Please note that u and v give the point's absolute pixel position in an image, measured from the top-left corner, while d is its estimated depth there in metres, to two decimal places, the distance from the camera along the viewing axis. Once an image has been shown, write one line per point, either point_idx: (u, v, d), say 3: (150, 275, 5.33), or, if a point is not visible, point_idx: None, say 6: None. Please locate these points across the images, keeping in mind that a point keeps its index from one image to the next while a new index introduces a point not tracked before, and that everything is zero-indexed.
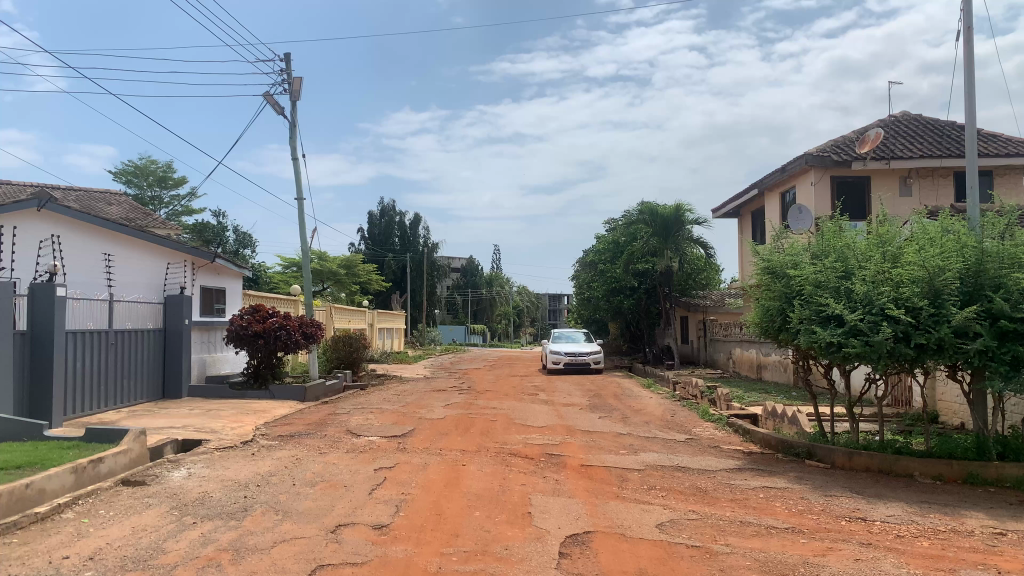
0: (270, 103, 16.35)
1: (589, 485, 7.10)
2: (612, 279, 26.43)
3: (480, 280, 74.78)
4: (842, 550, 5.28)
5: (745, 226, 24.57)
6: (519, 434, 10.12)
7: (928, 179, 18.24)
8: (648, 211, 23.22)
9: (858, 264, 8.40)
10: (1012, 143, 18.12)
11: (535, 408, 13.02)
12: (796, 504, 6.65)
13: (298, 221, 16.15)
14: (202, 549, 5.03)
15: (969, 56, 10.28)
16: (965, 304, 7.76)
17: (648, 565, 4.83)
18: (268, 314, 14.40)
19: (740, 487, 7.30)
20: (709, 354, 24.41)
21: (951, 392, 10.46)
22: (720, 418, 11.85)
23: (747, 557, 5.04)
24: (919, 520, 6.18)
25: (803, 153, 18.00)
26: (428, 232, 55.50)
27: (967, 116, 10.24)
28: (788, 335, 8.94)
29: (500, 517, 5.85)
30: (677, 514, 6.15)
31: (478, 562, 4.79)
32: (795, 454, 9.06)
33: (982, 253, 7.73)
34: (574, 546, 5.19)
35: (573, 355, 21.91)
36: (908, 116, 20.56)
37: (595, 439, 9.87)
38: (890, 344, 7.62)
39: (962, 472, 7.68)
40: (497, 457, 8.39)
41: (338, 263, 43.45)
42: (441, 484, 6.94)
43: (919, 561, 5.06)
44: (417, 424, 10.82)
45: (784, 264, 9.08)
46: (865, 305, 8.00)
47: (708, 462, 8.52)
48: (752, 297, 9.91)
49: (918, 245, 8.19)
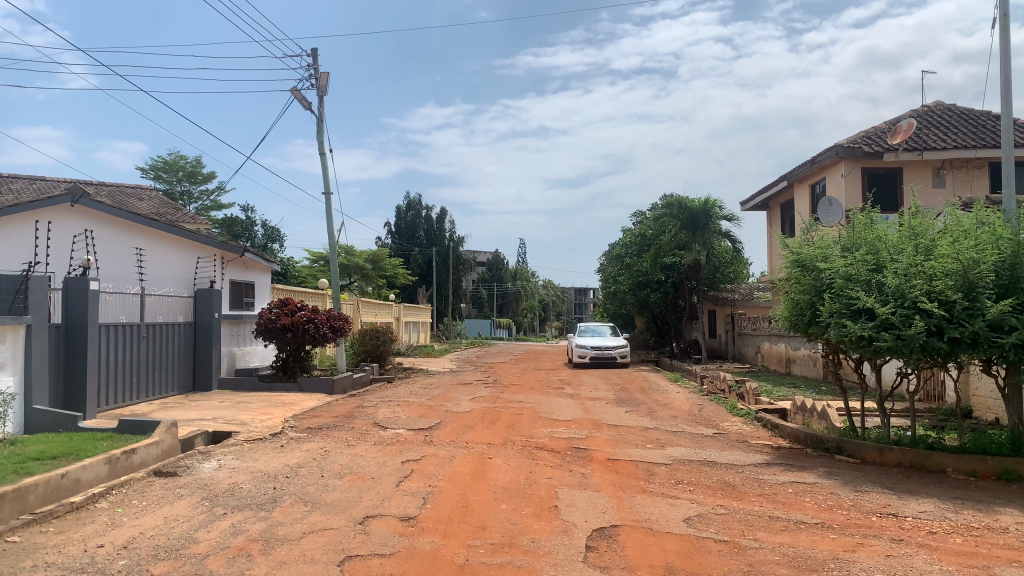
0: (298, 98, 16.53)
1: (616, 479, 7.08)
2: (639, 272, 26.22)
3: (505, 273, 74.76)
4: (872, 546, 5.21)
5: (774, 218, 24.28)
6: (545, 428, 10.13)
7: (962, 170, 17.91)
8: (676, 204, 23.09)
9: (890, 257, 8.26)
10: None
11: (562, 402, 13.03)
12: (825, 500, 6.58)
13: (326, 215, 16.29)
14: (232, 540, 5.09)
15: (1005, 45, 10.07)
16: (1000, 298, 7.63)
17: (675, 559, 4.81)
18: (297, 308, 14.53)
19: (768, 482, 7.23)
20: (737, 348, 24.26)
21: (985, 387, 10.31)
22: (748, 413, 11.77)
23: (775, 552, 5.00)
24: (951, 517, 6.07)
25: (834, 145, 17.73)
26: (453, 225, 55.62)
27: (1003, 106, 10.03)
28: (818, 329, 8.83)
29: (527, 510, 5.86)
30: (704, 508, 6.11)
31: (505, 555, 4.79)
32: (825, 450, 8.95)
33: (1018, 245, 7.61)
34: (601, 539, 5.18)
35: (599, 349, 21.91)
36: (941, 105, 20.21)
37: (622, 433, 9.85)
38: (922, 338, 7.49)
39: (997, 468, 7.57)
40: (523, 450, 8.41)
41: (366, 258, 43.73)
42: (468, 476, 6.98)
43: (951, 558, 4.99)
44: (443, 417, 10.88)
45: (813, 257, 8.98)
46: (898, 298, 7.87)
47: (736, 456, 8.46)
48: (781, 291, 9.78)
49: (952, 237, 8.06)
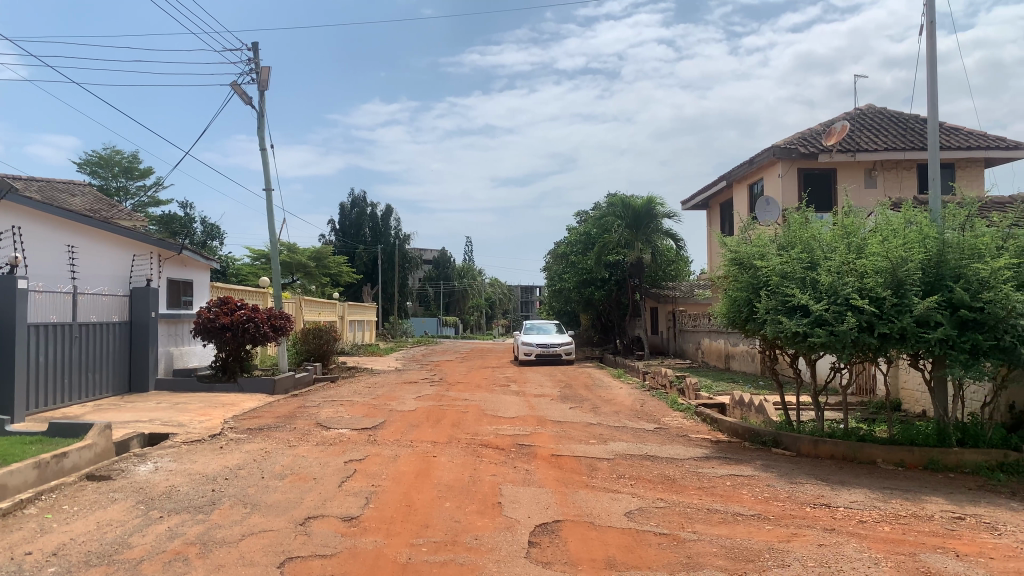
0: (238, 93, 16.19)
1: (559, 474, 7.15)
2: (583, 270, 26.42)
3: (452, 271, 74.57)
4: (806, 536, 5.37)
5: (714, 218, 24.76)
6: (490, 425, 10.15)
7: (892, 171, 18.51)
8: (619, 203, 23.35)
9: (824, 256, 8.51)
10: (973, 136, 18.49)
11: (507, 399, 13.07)
12: (761, 491, 6.75)
13: (267, 212, 16.00)
14: (168, 543, 4.97)
15: (932, 51, 10.45)
16: (927, 294, 7.93)
17: (616, 552, 4.88)
18: (237, 306, 14.26)
19: (707, 475, 7.39)
20: (678, 344, 24.68)
21: (913, 380, 10.70)
22: (688, 407, 11.99)
23: (713, 543, 5.12)
24: (881, 506, 6.30)
25: (771, 146, 18.14)
26: (399, 222, 55.23)
27: (930, 109, 10.40)
28: (755, 326, 9.03)
29: (471, 507, 5.87)
30: (645, 502, 6.21)
31: (448, 552, 4.79)
32: (762, 443, 9.15)
33: (943, 244, 7.94)
34: (543, 535, 5.22)
35: (545, 346, 22.01)
36: (872, 108, 20.87)
37: (566, 429, 9.92)
38: (854, 334, 7.72)
39: (923, 459, 7.89)
40: (468, 448, 8.41)
41: (309, 256, 43.08)
42: (411, 475, 6.95)
43: (880, 545, 5.17)
44: (387, 416, 10.81)
45: (751, 255, 9.17)
46: (830, 295, 8.09)
47: (676, 451, 8.61)
48: (719, 288, 9.97)
49: (882, 236, 8.36)
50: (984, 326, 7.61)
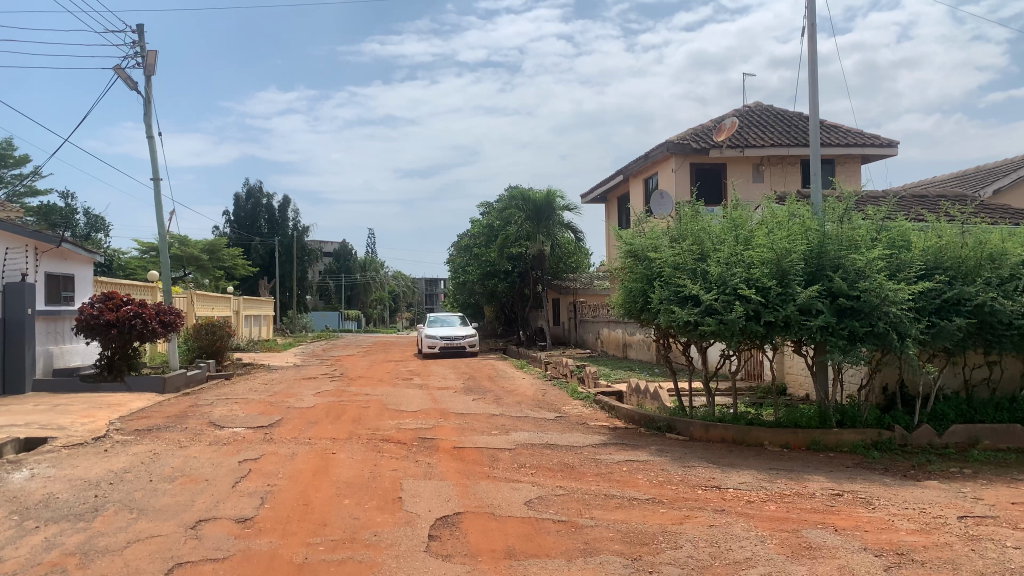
0: (122, 77, 15.37)
1: (461, 466, 7.15)
2: (486, 263, 26.48)
3: (353, 264, 73.40)
4: (698, 517, 5.58)
5: (612, 211, 25.26)
6: (392, 420, 10.03)
7: (778, 166, 19.39)
8: (520, 196, 23.52)
9: (713, 247, 8.83)
10: (851, 133, 19.57)
11: (409, 393, 12.98)
12: (656, 475, 6.96)
13: (155, 203, 15.27)
14: (45, 555, 4.69)
15: (813, 52, 10.98)
16: (809, 284, 8.36)
17: (515, 542, 4.93)
18: (122, 302, 13.56)
19: (605, 461, 7.56)
20: (579, 335, 25.15)
21: (797, 365, 11.27)
22: (588, 396, 12.24)
23: (610, 528, 5.24)
24: (766, 486, 6.61)
25: (665, 141, 18.66)
26: (297, 214, 53.90)
27: (811, 107, 10.94)
28: (650, 316, 9.28)
29: (370, 503, 5.79)
30: (544, 490, 6.29)
31: (346, 550, 4.71)
32: (657, 428, 9.43)
33: (823, 236, 8.40)
34: (444, 528, 5.21)
35: (448, 338, 21.97)
36: (760, 106, 21.78)
37: (469, 421, 9.94)
38: (742, 322, 8.05)
39: (806, 440, 8.33)
40: (368, 443, 8.30)
41: (202, 248, 41.40)
42: (309, 473, 6.80)
43: (766, 524, 5.42)
44: (286, 413, 10.54)
45: (644, 247, 9.41)
46: (720, 285, 8.41)
47: (575, 439, 8.77)
48: (615, 278, 10.18)
49: (767, 229, 8.74)
50: (860, 313, 8.09)
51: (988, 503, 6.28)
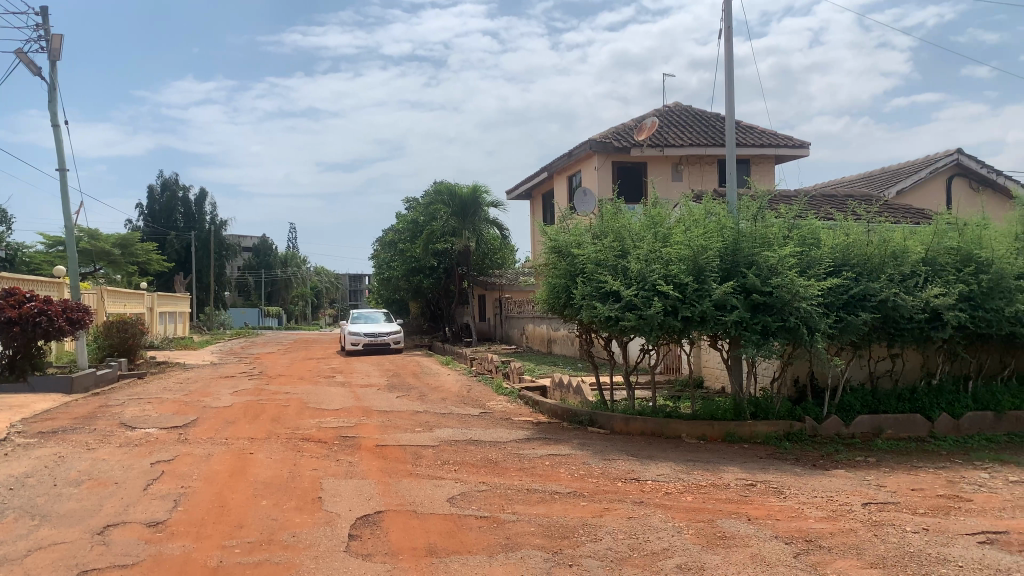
0: (24, 62, 14.60)
1: (383, 464, 7.08)
2: (411, 259, 26.27)
3: (274, 260, 71.73)
4: (617, 509, 5.68)
5: (536, 207, 25.44)
6: (313, 418, 9.86)
7: (696, 166, 19.88)
8: (446, 191, 23.45)
9: (633, 244, 8.99)
10: (765, 134, 20.22)
11: (331, 391, 12.79)
12: (577, 469, 7.05)
13: (61, 194, 14.57)
14: None
15: (730, 54, 11.28)
16: (724, 280, 8.61)
17: (437, 539, 4.91)
18: (25, 298, 12.91)
19: (528, 456, 7.61)
20: (505, 331, 25.25)
21: (713, 359, 11.60)
22: (512, 391, 12.30)
23: (532, 523, 5.28)
24: (684, 477, 6.78)
25: (588, 140, 18.89)
26: (215, 208, 52.33)
27: (728, 108, 11.24)
28: (572, 311, 9.39)
29: (289, 504, 5.68)
30: (467, 486, 6.30)
31: (262, 552, 4.61)
32: (579, 422, 9.56)
33: (738, 234, 8.65)
34: (364, 527, 5.16)
35: (371, 335, 21.72)
36: (679, 106, 22.28)
37: (392, 419, 9.85)
38: (661, 317, 8.22)
39: (722, 431, 8.59)
40: (288, 443, 8.14)
41: (113, 243, 39.72)
42: (226, 474, 6.62)
43: (683, 514, 5.56)
44: (201, 413, 10.23)
45: (568, 244, 9.51)
46: (640, 282, 8.57)
47: (499, 434, 8.80)
48: (539, 274, 10.25)
49: (685, 227, 8.96)
50: (772, 308, 8.38)
51: (890, 490, 6.61)
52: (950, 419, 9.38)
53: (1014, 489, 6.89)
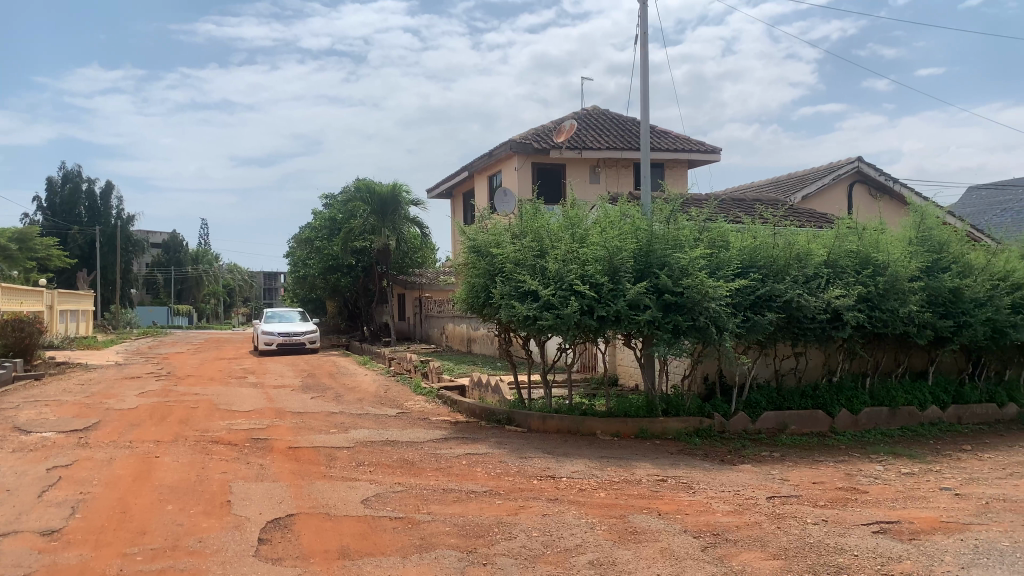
0: None
1: (296, 467, 6.94)
2: (329, 257, 25.80)
3: (184, 256, 69.26)
4: (532, 507, 5.73)
5: (457, 207, 25.41)
6: (223, 420, 9.58)
7: (612, 169, 20.23)
8: (365, 188, 23.17)
9: (551, 244, 9.09)
10: (679, 140, 20.74)
11: (243, 392, 12.44)
12: (494, 468, 7.08)
13: None
14: None
15: (645, 60, 11.52)
16: (638, 280, 8.79)
17: (350, 541, 4.85)
18: None
19: (444, 456, 7.60)
20: (425, 330, 25.11)
21: (628, 357, 11.83)
22: (430, 391, 12.24)
23: (447, 523, 5.27)
24: (598, 474, 6.89)
25: (508, 140, 18.97)
26: (121, 202, 50.20)
27: (643, 113, 11.48)
28: (491, 311, 9.41)
29: (196, 508, 5.50)
30: (382, 488, 6.23)
31: (167, 559, 4.46)
32: (497, 421, 9.60)
33: (652, 235, 8.85)
34: (275, 530, 5.05)
35: (286, 335, 21.23)
36: (597, 110, 22.64)
37: (306, 420, 9.65)
38: (576, 317, 8.33)
39: (635, 428, 8.79)
40: (197, 446, 7.87)
41: (10, 236, 37.62)
42: (129, 479, 6.36)
43: (596, 511, 5.65)
44: (104, 416, 9.78)
45: (487, 243, 9.53)
46: (557, 281, 8.67)
47: (416, 434, 8.74)
48: (458, 273, 10.24)
49: (602, 228, 9.11)
50: (683, 308, 8.61)
51: (793, 484, 6.88)
52: (849, 414, 9.82)
53: (906, 481, 7.28)
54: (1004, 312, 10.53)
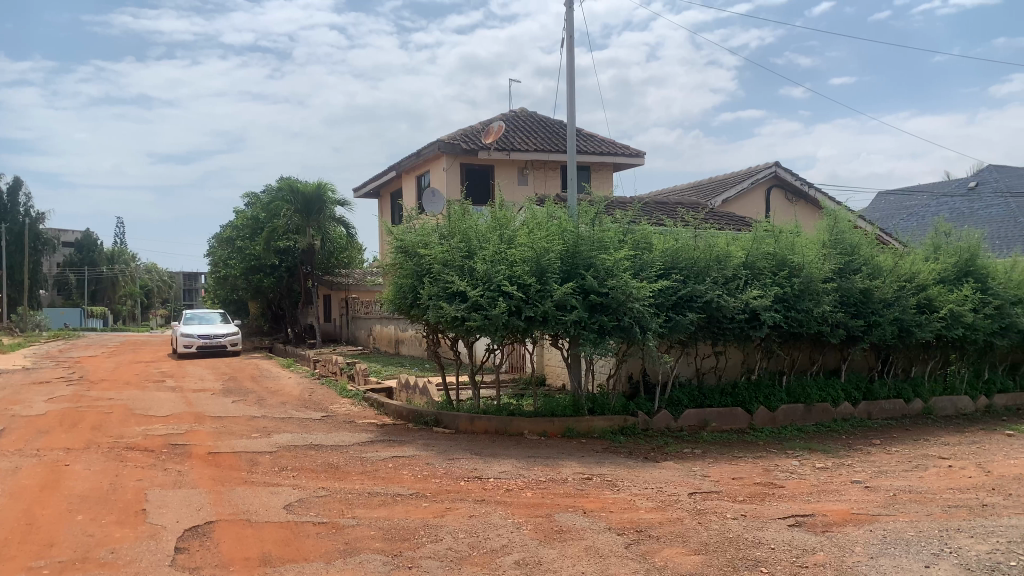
0: None
1: (216, 473, 6.74)
2: (250, 257, 25.13)
3: (98, 256, 66.53)
4: (458, 509, 5.71)
5: (384, 206, 25.17)
6: (139, 426, 9.23)
7: (540, 171, 20.39)
8: (288, 188, 22.66)
9: (479, 245, 9.08)
10: (605, 143, 21.04)
11: (161, 396, 12.03)
12: (420, 470, 7.03)
13: None
14: None
15: (571, 63, 11.64)
16: (565, 281, 8.87)
17: (271, 547, 4.74)
18: None
19: (370, 459, 7.51)
20: (352, 331, 24.77)
21: (555, 357, 11.93)
22: (356, 394, 12.09)
23: (371, 527, 5.20)
24: (524, 474, 6.92)
25: (436, 140, 18.88)
26: (30, 199, 47.90)
27: (569, 116, 11.60)
28: (419, 311, 9.35)
29: (108, 518, 5.29)
30: (306, 492, 6.12)
31: (76, 572, 4.27)
32: (424, 423, 9.53)
33: (578, 237, 8.96)
34: (192, 539, 4.89)
35: (207, 337, 20.62)
36: (525, 112, 22.77)
37: (226, 425, 9.40)
38: (504, 317, 8.35)
39: (562, 427, 8.87)
40: (110, 453, 7.56)
41: None
42: (36, 489, 6.07)
43: (522, 511, 5.67)
44: (9, 423, 9.30)
45: (415, 243, 9.46)
46: (485, 282, 8.66)
47: (341, 438, 8.61)
48: (386, 274, 10.14)
49: (529, 229, 9.16)
50: (609, 308, 8.73)
51: (713, 479, 7.05)
52: (766, 411, 10.15)
53: (820, 475, 7.55)
54: (910, 312, 11.04)
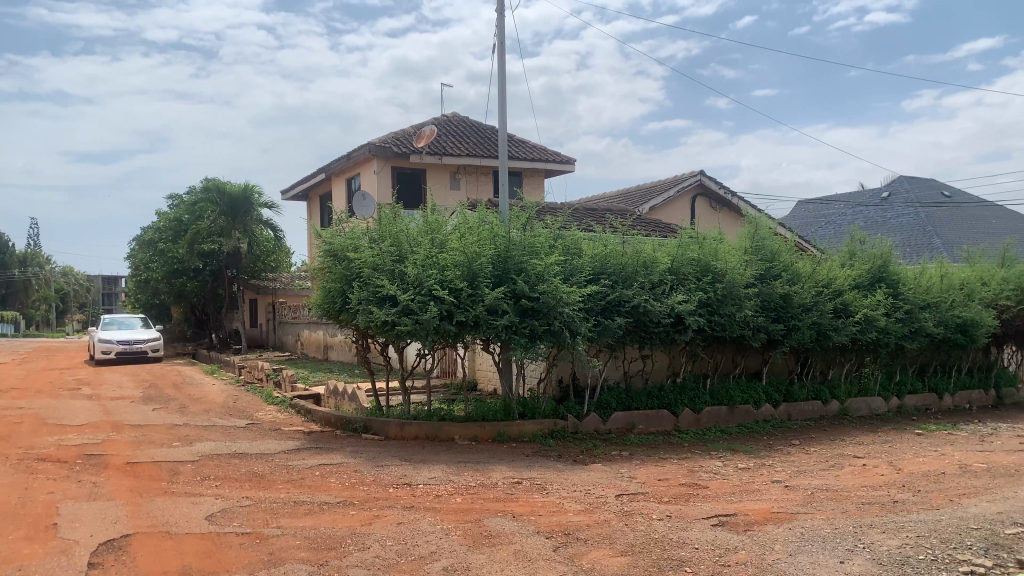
0: None
1: (134, 484, 6.51)
2: (173, 260, 24.35)
3: (9, 259, 63.51)
4: (387, 516, 5.65)
5: (313, 209, 24.76)
6: (51, 436, 8.83)
7: (472, 176, 20.41)
8: (214, 189, 22.08)
9: (410, 249, 9.02)
10: (536, 149, 21.21)
11: (75, 405, 11.54)
12: (348, 478, 6.93)
13: None
14: None
15: (502, 69, 11.69)
16: (496, 286, 8.89)
17: (192, 560, 4.61)
18: None
19: (297, 467, 7.37)
20: (279, 337, 24.27)
21: (486, 362, 11.95)
22: (283, 401, 11.83)
23: (297, 536, 5.11)
24: (454, 479, 6.90)
25: (367, 143, 18.67)
26: None
27: (500, 121, 11.64)
28: (348, 316, 9.22)
29: (16, 533, 5.05)
30: (229, 502, 5.96)
31: None
32: (353, 430, 9.39)
33: (509, 242, 8.99)
34: (107, 553, 4.71)
35: (126, 342, 19.89)
36: (456, 116, 22.76)
37: (146, 434, 9.08)
38: (436, 322, 8.32)
39: (492, 432, 8.89)
40: (19, 464, 7.22)
41: None
42: None
43: (451, 516, 5.65)
44: None
45: (344, 247, 9.33)
46: (416, 287, 8.60)
47: (266, 446, 8.42)
48: (314, 278, 9.97)
49: (461, 234, 9.14)
50: (539, 312, 8.79)
51: (640, 481, 7.17)
52: (691, 413, 10.38)
53: (742, 475, 7.76)
54: (827, 317, 11.45)
